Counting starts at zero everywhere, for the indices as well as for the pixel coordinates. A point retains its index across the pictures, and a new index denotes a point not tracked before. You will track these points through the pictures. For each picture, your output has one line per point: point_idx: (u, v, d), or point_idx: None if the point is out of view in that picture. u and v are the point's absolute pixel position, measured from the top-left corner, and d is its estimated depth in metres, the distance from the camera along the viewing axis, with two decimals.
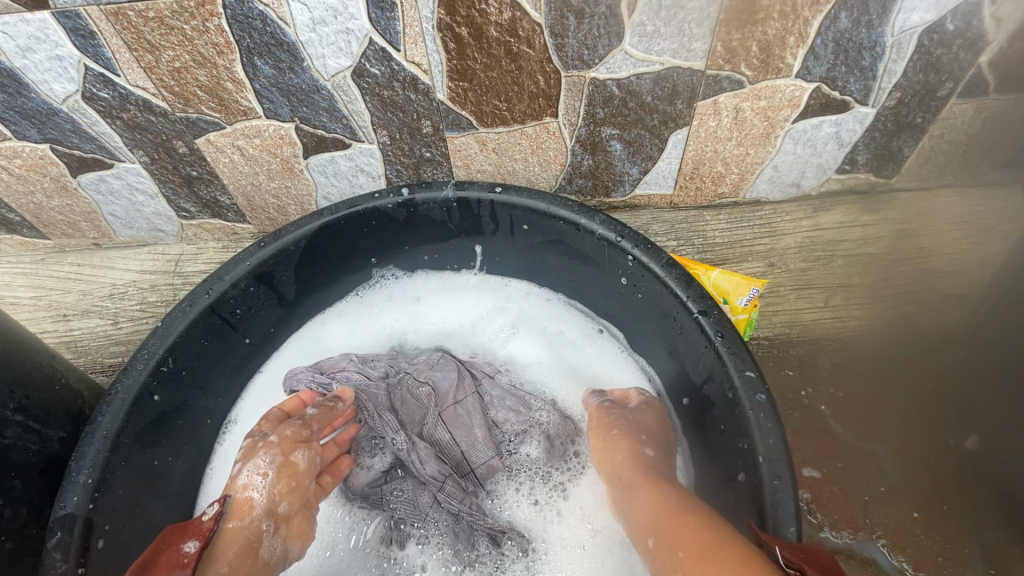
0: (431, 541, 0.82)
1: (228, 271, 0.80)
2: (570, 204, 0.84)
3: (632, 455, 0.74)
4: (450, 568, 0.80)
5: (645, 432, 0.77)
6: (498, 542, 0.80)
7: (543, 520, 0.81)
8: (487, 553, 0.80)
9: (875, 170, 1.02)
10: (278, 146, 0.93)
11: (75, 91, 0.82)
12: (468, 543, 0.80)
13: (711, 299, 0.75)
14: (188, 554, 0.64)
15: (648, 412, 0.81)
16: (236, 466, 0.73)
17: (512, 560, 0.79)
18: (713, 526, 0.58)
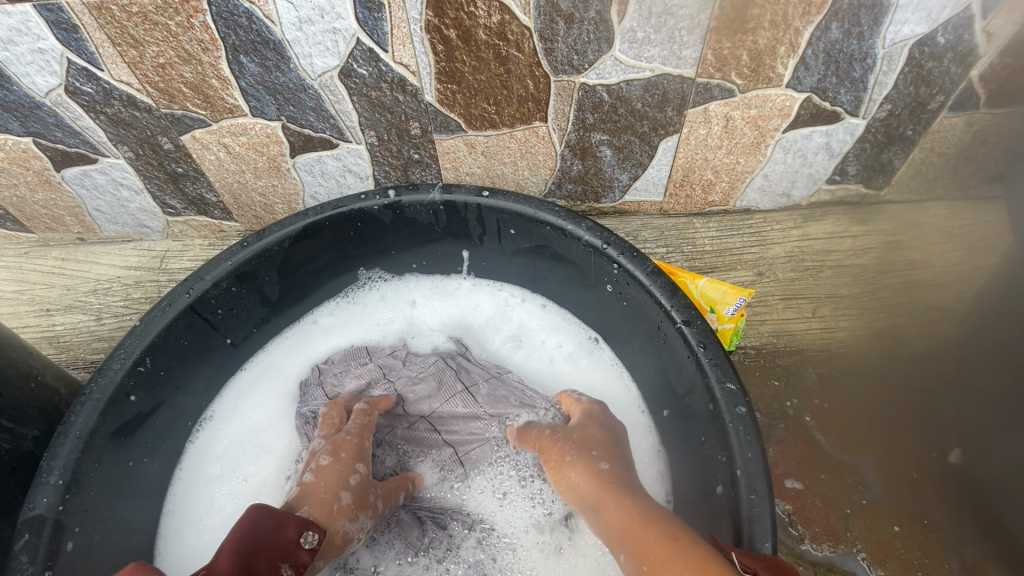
0: (382, 541, 0.80)
1: (210, 270, 0.80)
2: (557, 209, 0.84)
3: (589, 473, 0.68)
4: (405, 561, 0.80)
5: (596, 447, 0.71)
6: (445, 524, 0.82)
7: (506, 516, 0.82)
8: (435, 537, 0.81)
9: (865, 181, 1.02)
10: (264, 145, 0.92)
11: (58, 84, 0.81)
12: (419, 529, 0.82)
13: (695, 308, 0.75)
14: None
15: (590, 422, 0.76)
16: (348, 502, 0.71)
17: (462, 538, 0.81)
18: (673, 537, 0.55)
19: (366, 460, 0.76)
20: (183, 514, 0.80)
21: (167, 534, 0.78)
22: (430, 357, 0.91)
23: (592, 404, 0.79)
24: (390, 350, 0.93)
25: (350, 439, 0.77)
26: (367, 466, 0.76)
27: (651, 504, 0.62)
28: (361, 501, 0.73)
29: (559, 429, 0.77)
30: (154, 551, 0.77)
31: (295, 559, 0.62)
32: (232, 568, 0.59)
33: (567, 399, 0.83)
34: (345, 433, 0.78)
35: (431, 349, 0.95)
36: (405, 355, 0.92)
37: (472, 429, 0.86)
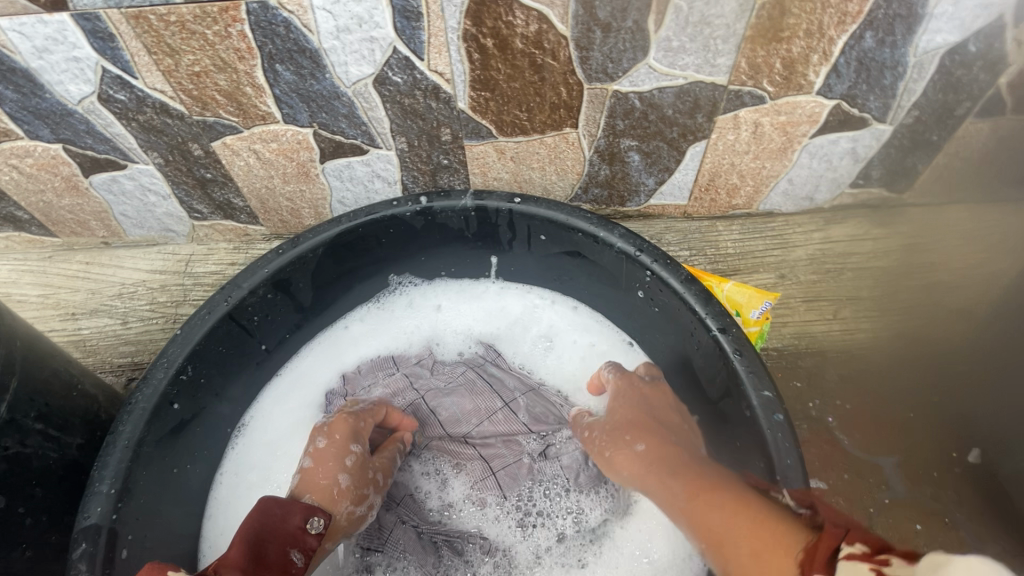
0: (399, 567, 0.82)
1: (247, 278, 0.80)
2: (589, 217, 0.86)
3: (629, 457, 0.71)
4: None
5: (628, 430, 0.74)
6: (462, 549, 0.83)
7: (529, 543, 0.83)
8: (451, 562, 0.82)
9: (888, 185, 1.03)
10: (295, 151, 0.92)
11: (91, 92, 0.80)
12: (435, 555, 0.82)
13: (730, 316, 0.76)
14: (299, 565, 0.64)
15: (619, 403, 0.79)
16: (344, 481, 0.74)
17: (480, 564, 0.82)
18: (725, 504, 0.59)
19: (360, 440, 0.79)
20: (225, 519, 0.80)
21: (210, 538, 0.79)
22: (457, 368, 0.95)
23: (622, 380, 0.82)
24: (417, 360, 0.96)
25: (345, 420, 0.80)
26: (362, 446, 0.78)
27: (694, 474, 0.65)
28: (360, 479, 0.76)
29: (596, 423, 0.80)
30: (197, 554, 0.78)
31: (303, 543, 0.65)
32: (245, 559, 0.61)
33: (600, 377, 0.86)
34: (339, 414, 0.81)
35: (456, 359, 0.97)
36: (432, 365, 0.95)
37: (511, 444, 0.88)
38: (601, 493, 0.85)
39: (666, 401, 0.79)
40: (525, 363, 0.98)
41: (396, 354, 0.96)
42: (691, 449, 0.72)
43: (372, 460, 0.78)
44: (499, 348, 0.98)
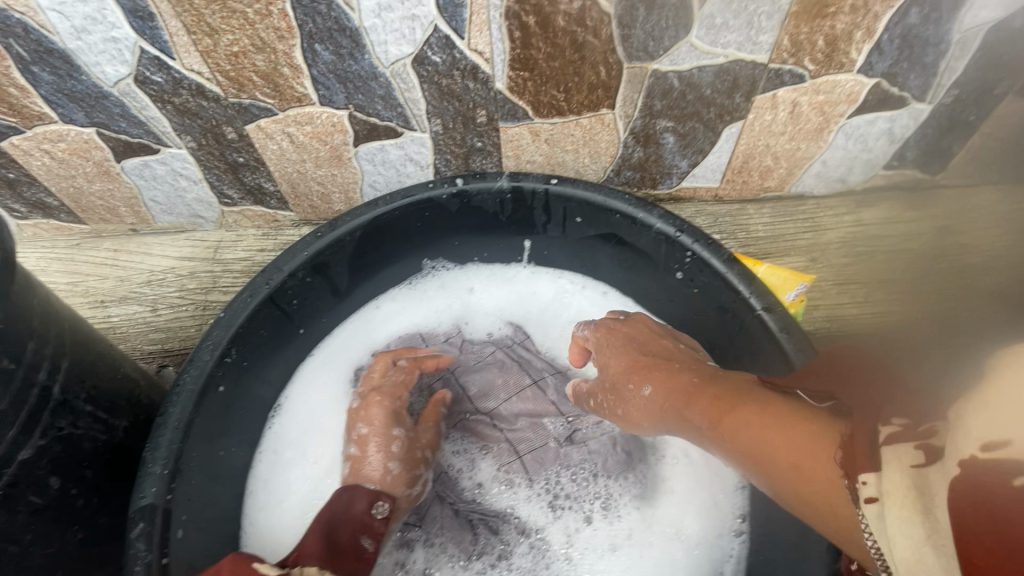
0: (437, 544, 0.81)
1: (287, 261, 0.80)
2: (627, 198, 0.85)
3: (642, 404, 0.75)
4: (460, 563, 0.81)
5: (631, 376, 0.77)
6: (498, 528, 0.83)
7: (562, 525, 0.83)
8: (488, 542, 0.82)
9: (922, 166, 1.02)
10: (329, 134, 0.91)
11: (128, 73, 0.80)
12: (471, 533, 0.82)
13: (774, 295, 0.76)
14: (370, 549, 0.68)
15: (611, 353, 0.82)
16: (398, 467, 0.78)
17: (517, 544, 0.82)
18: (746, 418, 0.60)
19: (400, 424, 0.82)
20: (266, 496, 0.81)
21: (251, 515, 0.79)
22: (485, 348, 0.96)
23: (603, 330, 0.85)
24: (445, 337, 0.96)
25: (381, 402, 0.83)
26: (404, 429, 0.82)
27: (708, 395, 0.66)
28: (409, 463, 0.79)
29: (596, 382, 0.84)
30: (241, 532, 0.78)
31: (370, 530, 0.69)
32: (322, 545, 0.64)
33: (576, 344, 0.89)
34: (370, 391, 0.84)
35: (484, 338, 0.97)
36: (461, 342, 0.96)
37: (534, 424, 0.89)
38: (631, 476, 0.85)
39: (648, 330, 0.83)
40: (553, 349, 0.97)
41: (425, 334, 0.96)
42: (699, 369, 0.73)
43: (418, 439, 0.82)
44: (529, 331, 0.98)
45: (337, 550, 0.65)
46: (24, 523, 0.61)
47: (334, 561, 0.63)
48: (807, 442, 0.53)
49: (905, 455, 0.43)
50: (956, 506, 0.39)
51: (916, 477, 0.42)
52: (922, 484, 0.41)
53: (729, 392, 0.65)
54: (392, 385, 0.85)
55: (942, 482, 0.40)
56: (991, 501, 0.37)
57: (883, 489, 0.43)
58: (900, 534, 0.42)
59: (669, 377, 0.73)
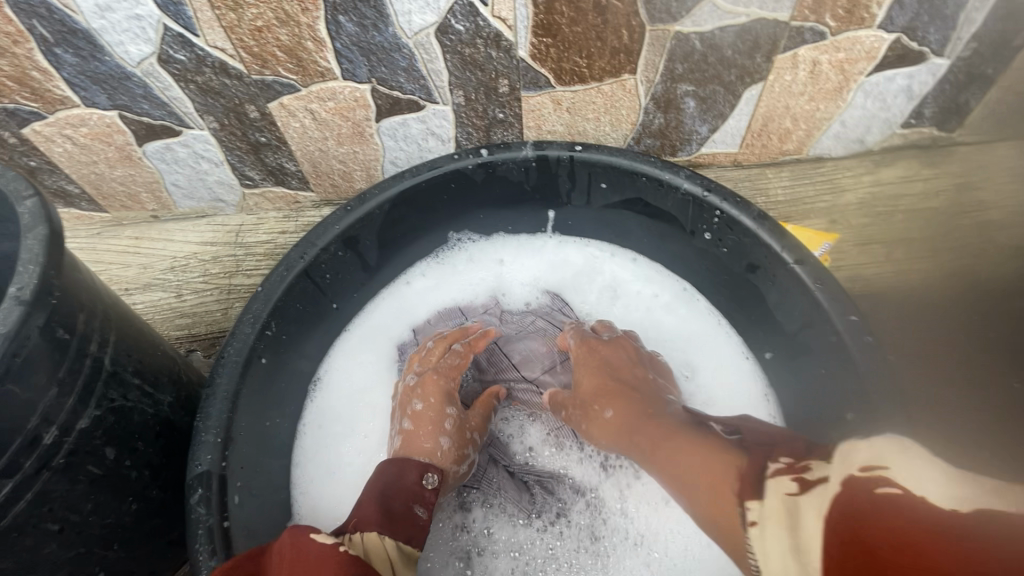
0: (495, 504, 0.85)
1: (320, 236, 0.80)
2: (653, 160, 0.85)
3: (602, 424, 0.75)
4: (518, 522, 0.84)
5: (600, 396, 0.77)
6: (554, 489, 0.86)
7: (615, 483, 0.86)
8: (544, 501, 0.85)
9: (938, 124, 1.03)
10: (351, 109, 0.91)
11: (151, 53, 0.79)
12: (528, 493, 0.86)
13: (806, 249, 0.78)
14: (423, 517, 0.67)
15: (586, 371, 0.82)
16: (448, 442, 0.78)
17: (573, 502, 0.85)
18: (682, 441, 0.62)
19: (453, 403, 0.82)
20: (314, 466, 0.83)
21: (301, 485, 0.81)
22: (526, 317, 0.97)
23: (582, 347, 0.86)
24: (484, 309, 0.96)
25: (437, 382, 0.82)
26: (457, 407, 0.81)
27: (661, 422, 0.68)
28: (460, 440, 0.80)
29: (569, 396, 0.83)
30: (292, 501, 0.80)
31: (423, 499, 0.69)
32: (377, 512, 0.64)
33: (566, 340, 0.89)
34: (428, 372, 0.84)
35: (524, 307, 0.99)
36: (500, 313, 0.97)
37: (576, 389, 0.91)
38: None
39: (627, 354, 0.83)
40: (591, 313, 0.98)
41: (464, 306, 0.97)
42: (655, 400, 0.74)
43: (468, 423, 0.82)
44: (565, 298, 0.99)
45: (391, 517, 0.64)
46: (82, 492, 0.62)
47: (390, 528, 0.63)
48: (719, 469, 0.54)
49: (785, 484, 0.46)
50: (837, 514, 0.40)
51: (790, 502, 0.44)
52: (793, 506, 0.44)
53: (671, 423, 0.67)
54: (448, 367, 0.85)
55: (808, 506, 0.43)
56: (873, 514, 0.39)
57: (764, 513, 0.46)
58: (772, 550, 0.43)
59: (629, 404, 0.74)
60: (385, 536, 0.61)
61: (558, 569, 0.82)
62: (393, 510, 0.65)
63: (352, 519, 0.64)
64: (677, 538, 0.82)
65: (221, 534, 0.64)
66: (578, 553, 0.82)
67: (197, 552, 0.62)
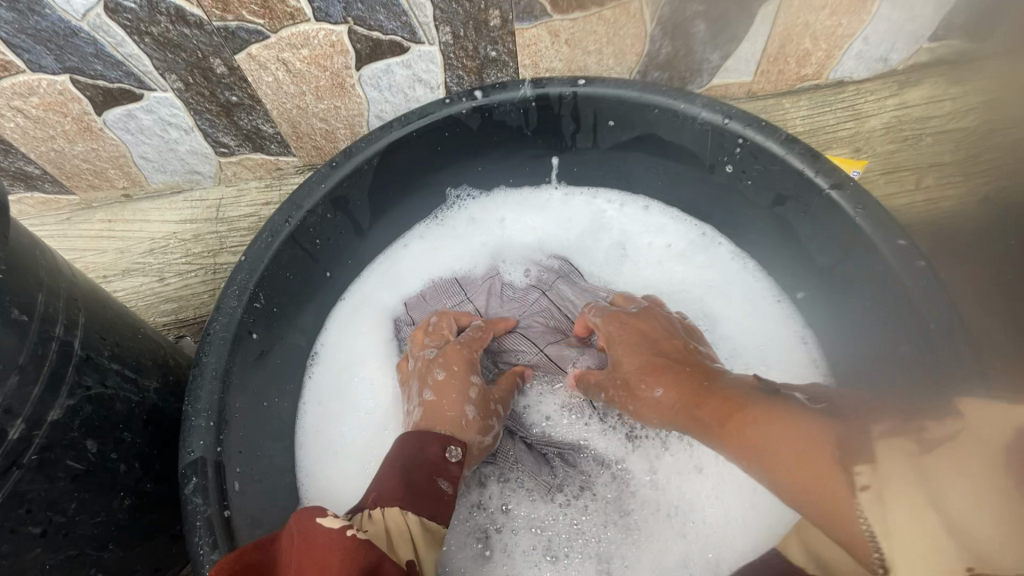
0: (512, 480, 0.79)
1: (306, 196, 0.73)
2: (666, 89, 0.76)
3: (654, 400, 0.69)
4: (538, 498, 0.79)
5: (650, 370, 0.71)
6: (575, 461, 0.81)
7: (642, 454, 0.81)
8: (565, 474, 0.80)
9: (970, 35, 0.90)
10: (328, 57, 0.82)
11: (96, 1, 0.70)
12: (548, 467, 0.80)
13: (841, 172, 0.70)
14: (449, 493, 0.60)
15: (629, 346, 0.75)
16: (473, 411, 0.73)
17: (597, 475, 0.80)
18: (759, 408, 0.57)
19: (477, 371, 0.78)
20: (317, 446, 0.78)
21: (306, 467, 0.76)
22: (529, 294, 0.91)
23: (609, 323, 0.79)
24: (483, 281, 0.91)
25: (459, 351, 0.79)
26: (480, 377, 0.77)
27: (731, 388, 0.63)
28: (484, 411, 0.75)
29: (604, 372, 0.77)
30: (298, 484, 0.75)
31: (446, 472, 0.62)
32: (399, 488, 0.58)
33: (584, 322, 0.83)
34: (451, 344, 0.80)
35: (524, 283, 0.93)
36: (502, 288, 0.91)
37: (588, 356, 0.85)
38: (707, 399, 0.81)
39: (665, 327, 0.77)
40: (602, 278, 0.92)
41: (461, 281, 0.91)
42: (710, 372, 0.68)
43: (492, 392, 0.78)
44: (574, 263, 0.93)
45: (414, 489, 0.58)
46: (66, 490, 0.56)
47: (414, 505, 0.57)
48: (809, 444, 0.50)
49: (903, 441, 0.42)
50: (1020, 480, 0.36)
51: (916, 467, 0.40)
52: (921, 466, 0.40)
53: (742, 393, 0.61)
54: (470, 338, 0.82)
55: (949, 468, 0.39)
56: None
57: (879, 479, 0.42)
58: (900, 513, 0.40)
59: (681, 378, 0.67)
60: (409, 513, 0.55)
61: (585, 545, 0.76)
62: (416, 483, 0.59)
63: (370, 496, 0.57)
64: (709, 504, 0.78)
65: (222, 524, 0.58)
66: (605, 529, 0.77)
67: (197, 546, 0.56)
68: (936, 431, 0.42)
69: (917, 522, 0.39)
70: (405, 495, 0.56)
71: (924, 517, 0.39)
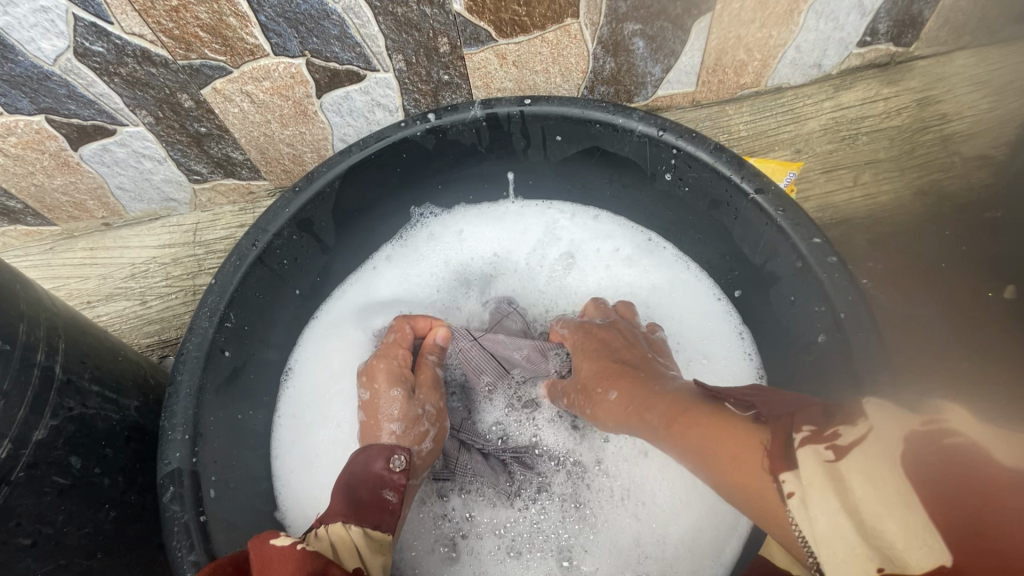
0: (473, 490, 0.85)
1: (271, 220, 0.77)
2: (605, 105, 0.81)
3: (607, 406, 0.74)
4: (499, 503, 0.84)
5: (603, 378, 0.76)
6: (532, 463, 0.86)
7: (588, 445, 0.86)
8: (523, 477, 0.85)
9: (894, 39, 0.98)
10: (289, 87, 0.87)
11: (66, 47, 0.75)
12: (506, 473, 0.85)
13: (765, 177, 0.76)
14: (394, 502, 0.69)
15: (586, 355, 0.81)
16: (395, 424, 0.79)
17: (552, 473, 0.85)
18: (703, 416, 0.59)
19: (400, 383, 0.82)
20: (295, 457, 0.83)
21: (283, 476, 0.82)
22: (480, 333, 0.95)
23: (577, 334, 0.86)
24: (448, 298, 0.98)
25: (379, 366, 0.83)
26: (403, 389, 0.82)
27: (679, 396, 0.65)
28: (412, 424, 0.80)
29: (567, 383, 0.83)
30: (276, 492, 0.80)
31: (392, 482, 0.71)
32: (345, 505, 0.66)
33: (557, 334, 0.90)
34: (373, 360, 0.84)
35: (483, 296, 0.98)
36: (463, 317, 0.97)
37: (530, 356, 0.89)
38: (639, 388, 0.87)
39: (625, 337, 0.82)
40: (558, 285, 0.98)
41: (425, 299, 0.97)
42: (655, 377, 0.72)
43: (418, 396, 0.82)
44: (532, 278, 0.99)
45: (359, 504, 0.67)
46: (52, 503, 0.61)
47: (358, 517, 0.65)
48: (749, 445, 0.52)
49: (817, 449, 0.44)
50: (922, 487, 0.38)
51: (830, 473, 0.42)
52: (834, 473, 0.42)
53: (684, 398, 0.64)
54: (386, 345, 0.85)
55: (855, 470, 0.41)
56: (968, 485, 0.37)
57: (802, 482, 0.44)
58: (821, 515, 0.42)
59: (633, 383, 0.72)
60: (352, 525, 0.63)
61: (546, 541, 0.82)
62: (360, 497, 0.68)
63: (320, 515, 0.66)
64: (658, 486, 0.83)
65: (199, 528, 0.63)
66: (563, 524, 0.83)
67: (176, 549, 0.61)
68: (845, 435, 0.44)
69: (836, 529, 0.41)
70: (347, 511, 0.65)
71: (842, 524, 0.41)
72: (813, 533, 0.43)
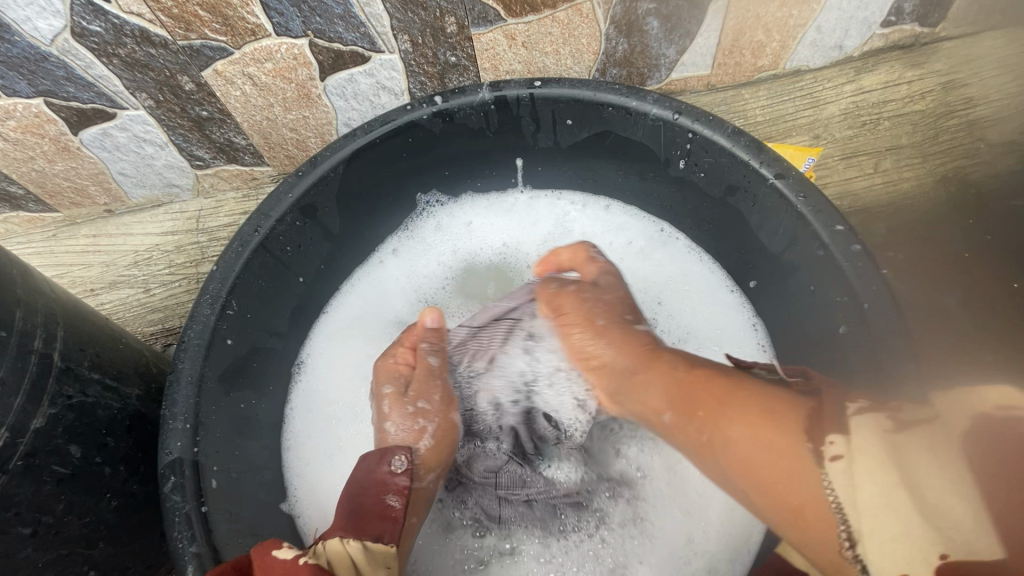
0: (516, 531, 0.83)
1: (273, 206, 0.75)
2: (618, 87, 0.78)
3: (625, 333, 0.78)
4: (545, 536, 0.82)
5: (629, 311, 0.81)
6: (568, 492, 0.85)
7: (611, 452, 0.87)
8: (564, 507, 0.84)
9: (920, 19, 0.94)
10: (292, 69, 0.85)
11: (63, 27, 0.73)
12: (547, 510, 0.84)
13: (785, 161, 0.73)
14: (396, 507, 0.67)
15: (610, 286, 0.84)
16: (388, 424, 0.80)
17: (588, 495, 0.84)
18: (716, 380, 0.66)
19: (392, 381, 0.83)
20: (308, 450, 0.83)
21: (295, 467, 0.81)
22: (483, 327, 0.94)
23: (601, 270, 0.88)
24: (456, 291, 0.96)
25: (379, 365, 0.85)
26: (393, 386, 0.82)
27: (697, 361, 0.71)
28: (410, 423, 0.79)
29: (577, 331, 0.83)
30: (286, 483, 0.80)
31: (394, 486, 0.70)
32: (345, 516, 0.66)
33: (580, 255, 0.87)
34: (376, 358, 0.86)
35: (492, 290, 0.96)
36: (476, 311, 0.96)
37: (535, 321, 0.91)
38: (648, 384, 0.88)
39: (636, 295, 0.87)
40: None
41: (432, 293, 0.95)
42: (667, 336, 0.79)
43: (410, 392, 0.81)
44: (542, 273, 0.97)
45: (359, 512, 0.66)
46: (51, 493, 0.60)
47: (358, 526, 0.64)
48: (764, 414, 0.58)
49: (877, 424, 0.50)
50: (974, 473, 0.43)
51: (885, 448, 0.47)
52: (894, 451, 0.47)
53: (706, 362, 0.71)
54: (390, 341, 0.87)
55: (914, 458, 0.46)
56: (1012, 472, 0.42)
57: (853, 447, 0.49)
58: (864, 484, 0.47)
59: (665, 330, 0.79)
60: (349, 537, 0.62)
61: (598, 562, 0.81)
62: (361, 506, 0.67)
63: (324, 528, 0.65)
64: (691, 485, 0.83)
65: (200, 519, 0.62)
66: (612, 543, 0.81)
67: (177, 540, 0.60)
68: (905, 418, 0.49)
69: (882, 501, 0.46)
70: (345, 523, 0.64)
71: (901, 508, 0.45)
72: (852, 499, 0.48)
